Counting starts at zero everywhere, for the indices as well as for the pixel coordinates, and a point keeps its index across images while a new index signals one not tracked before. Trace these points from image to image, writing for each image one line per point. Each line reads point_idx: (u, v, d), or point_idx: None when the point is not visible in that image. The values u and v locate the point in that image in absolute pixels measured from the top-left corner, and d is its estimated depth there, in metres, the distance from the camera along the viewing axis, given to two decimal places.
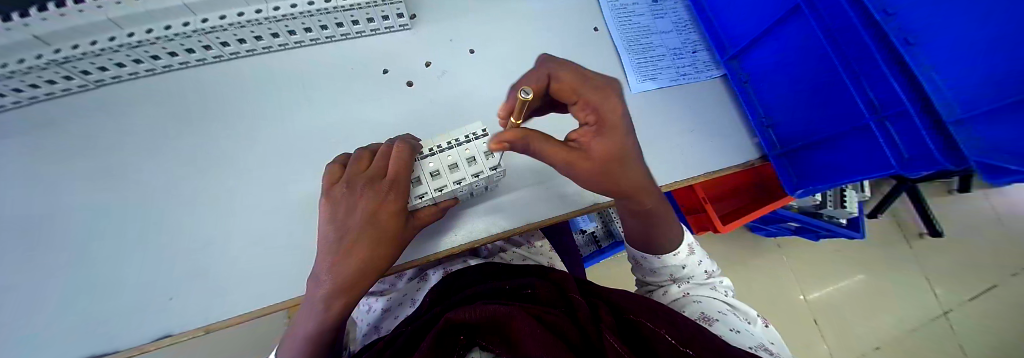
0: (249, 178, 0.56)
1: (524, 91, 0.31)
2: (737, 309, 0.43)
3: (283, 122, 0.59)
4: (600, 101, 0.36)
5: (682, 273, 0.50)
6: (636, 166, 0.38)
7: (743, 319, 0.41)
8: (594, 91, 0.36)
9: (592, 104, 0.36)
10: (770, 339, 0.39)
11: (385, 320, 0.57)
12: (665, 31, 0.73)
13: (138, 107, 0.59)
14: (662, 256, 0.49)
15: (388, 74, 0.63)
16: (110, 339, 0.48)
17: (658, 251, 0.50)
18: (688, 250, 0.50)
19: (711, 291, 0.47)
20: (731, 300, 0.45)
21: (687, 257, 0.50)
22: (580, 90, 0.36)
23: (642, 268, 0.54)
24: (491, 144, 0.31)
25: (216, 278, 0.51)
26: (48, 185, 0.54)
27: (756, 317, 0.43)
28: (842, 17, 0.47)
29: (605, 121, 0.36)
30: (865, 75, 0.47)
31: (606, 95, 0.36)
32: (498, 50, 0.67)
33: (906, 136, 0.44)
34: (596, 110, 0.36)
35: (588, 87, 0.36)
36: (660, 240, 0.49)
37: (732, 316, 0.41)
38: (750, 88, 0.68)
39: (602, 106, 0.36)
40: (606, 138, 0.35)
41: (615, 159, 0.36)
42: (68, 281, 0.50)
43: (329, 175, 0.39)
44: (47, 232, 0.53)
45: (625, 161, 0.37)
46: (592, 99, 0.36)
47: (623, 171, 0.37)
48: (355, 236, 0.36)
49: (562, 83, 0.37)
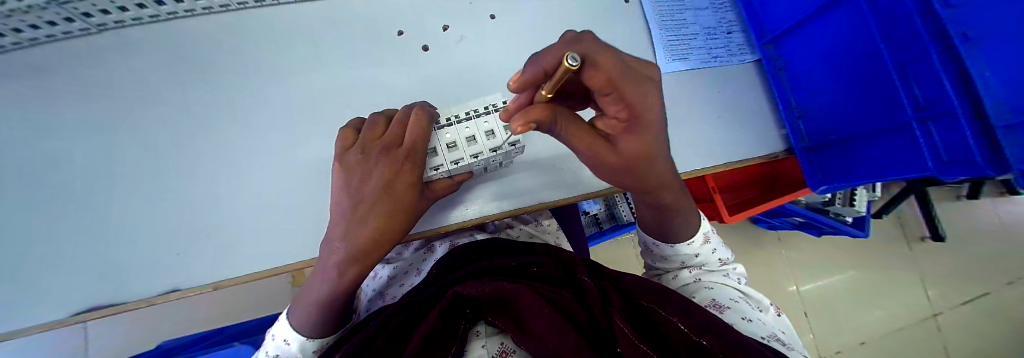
0: (257, 138, 0.54)
1: (572, 56, 0.19)
2: (751, 298, 0.44)
3: (292, 81, 0.56)
4: (638, 97, 0.25)
5: (694, 261, 0.50)
6: (661, 161, 0.33)
7: (756, 308, 0.41)
8: (634, 85, 0.25)
9: (629, 101, 0.25)
10: (781, 329, 0.40)
11: (391, 287, 0.58)
12: (700, 7, 0.68)
13: (139, 56, 0.56)
14: (676, 245, 0.48)
15: (403, 36, 0.59)
16: (128, 290, 0.49)
17: (669, 239, 0.49)
18: (702, 240, 0.49)
19: (725, 278, 0.48)
20: (746, 289, 0.45)
21: (700, 246, 0.49)
22: (620, 85, 0.24)
23: (653, 254, 0.53)
24: (518, 124, 0.25)
25: (226, 236, 0.51)
26: (52, 133, 0.53)
27: (768, 305, 0.44)
28: (898, 4, 0.43)
29: (639, 120, 0.27)
30: (914, 71, 0.44)
31: (646, 87, 0.26)
32: (520, 17, 0.62)
33: (947, 136, 0.41)
34: (630, 107, 0.26)
35: (630, 79, 0.24)
36: (674, 231, 0.48)
37: (744, 304, 0.41)
38: (785, 76, 0.64)
39: (635, 104, 0.25)
40: (637, 135, 0.29)
41: (643, 156, 0.31)
42: (80, 231, 0.50)
43: (341, 141, 0.38)
44: (54, 181, 0.52)
45: (652, 157, 0.31)
46: (633, 93, 0.24)
47: (647, 166, 0.32)
48: (370, 204, 0.35)
49: (597, 69, 0.23)
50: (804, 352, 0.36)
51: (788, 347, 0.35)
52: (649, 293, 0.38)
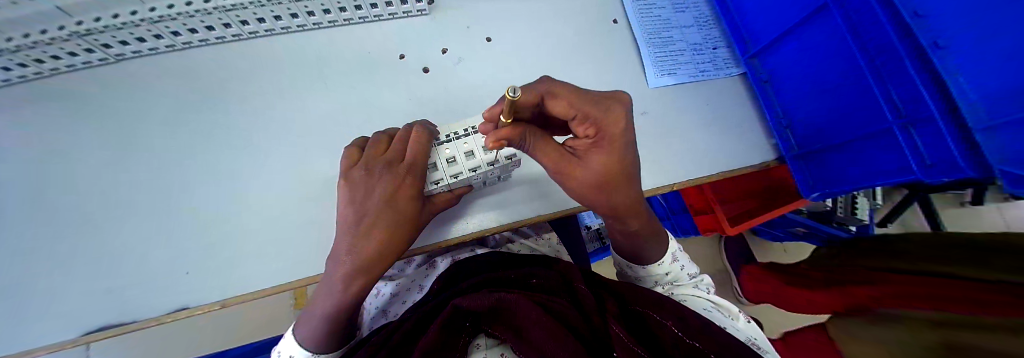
0: (264, 157, 0.57)
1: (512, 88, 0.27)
2: (721, 306, 0.44)
3: (299, 103, 0.60)
4: (601, 116, 0.32)
5: (666, 279, 0.50)
6: (629, 182, 0.36)
7: (726, 316, 0.42)
8: (595, 106, 0.32)
9: (593, 118, 0.32)
10: (754, 334, 0.41)
11: (393, 304, 0.59)
12: (685, 26, 0.72)
13: (155, 83, 0.59)
14: (648, 266, 0.49)
15: (404, 59, 0.63)
16: (132, 308, 0.50)
17: (644, 262, 0.49)
18: (671, 257, 0.50)
19: (695, 289, 0.48)
20: (715, 297, 0.45)
21: (669, 265, 0.49)
22: (579, 107, 0.31)
23: (627, 274, 0.53)
24: (490, 140, 0.30)
25: (231, 254, 0.52)
26: (69, 157, 0.56)
27: (739, 312, 0.44)
28: (870, 17, 0.46)
29: (606, 133, 0.32)
30: (890, 78, 0.46)
31: (608, 106, 0.32)
32: (515, 39, 0.66)
33: (929, 141, 0.43)
34: (595, 124, 0.32)
35: (590, 102, 0.32)
36: (645, 255, 0.48)
37: (716, 313, 0.42)
38: (771, 87, 0.66)
39: (600, 120, 0.32)
40: (606, 150, 0.33)
41: (611, 172, 0.34)
42: (90, 251, 0.52)
43: (348, 157, 0.40)
44: (70, 204, 0.54)
45: (620, 175, 0.34)
46: (592, 115, 0.31)
47: (618, 183, 0.35)
48: (373, 219, 0.36)
49: (559, 100, 0.32)
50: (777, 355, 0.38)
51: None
52: (644, 297, 0.39)
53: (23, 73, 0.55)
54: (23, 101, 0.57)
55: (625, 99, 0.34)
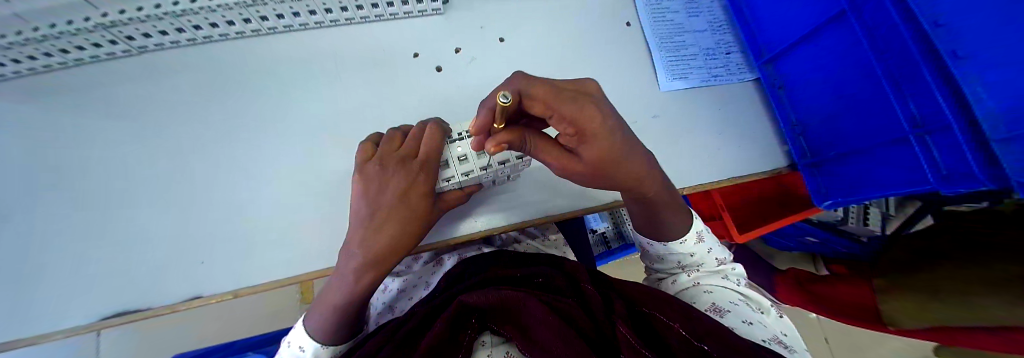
0: (280, 151, 0.58)
1: (504, 96, 0.24)
2: (751, 300, 0.45)
3: (314, 98, 0.61)
4: (577, 114, 0.27)
5: (691, 261, 0.51)
6: (632, 163, 0.34)
7: (755, 309, 0.42)
8: (568, 104, 0.27)
9: (569, 118, 0.27)
10: (783, 330, 0.41)
11: (400, 300, 0.60)
12: (699, 30, 0.72)
13: (175, 76, 0.61)
14: (668, 243, 0.50)
15: (418, 58, 0.64)
16: (149, 295, 0.51)
17: (666, 237, 0.50)
18: (696, 239, 0.50)
19: (723, 280, 0.48)
20: (745, 291, 0.46)
21: (694, 245, 0.50)
22: (555, 107, 0.27)
23: (651, 255, 0.55)
24: (491, 145, 0.28)
25: (245, 245, 0.53)
26: (91, 147, 0.57)
27: (769, 308, 0.44)
28: (890, 26, 0.45)
29: (586, 131, 0.28)
30: (909, 87, 0.45)
31: (583, 103, 0.27)
32: (527, 40, 0.66)
33: (947, 151, 0.42)
34: (573, 122, 0.27)
35: (562, 100, 0.27)
36: (665, 230, 0.49)
37: (744, 307, 0.42)
38: (785, 94, 0.65)
39: (574, 119, 0.27)
40: (592, 146, 0.29)
41: (611, 159, 0.31)
42: (110, 239, 0.53)
43: (362, 152, 0.40)
44: (92, 192, 0.55)
45: (621, 161, 0.32)
46: (568, 115, 0.27)
47: (621, 168, 0.33)
48: (385, 214, 0.37)
49: (535, 102, 0.28)
50: (806, 353, 0.37)
51: (791, 350, 0.36)
52: (651, 300, 0.39)
53: (49, 63, 0.56)
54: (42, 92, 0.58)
55: (592, 87, 0.31)
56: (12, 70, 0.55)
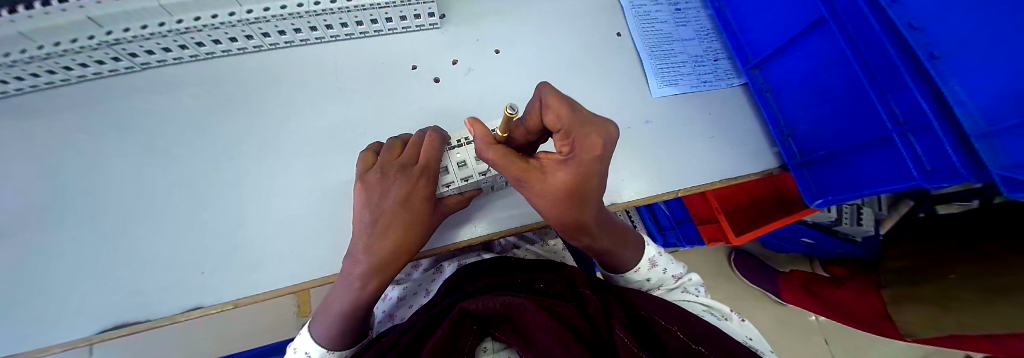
0: (281, 162, 0.59)
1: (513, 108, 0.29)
2: (714, 308, 0.47)
3: (315, 110, 0.62)
4: (582, 139, 0.29)
5: (651, 284, 0.51)
6: (592, 198, 0.33)
7: (720, 318, 0.46)
8: (579, 126, 0.29)
9: (573, 138, 0.29)
10: (746, 334, 0.45)
11: (400, 308, 0.60)
12: (687, 38, 0.74)
13: (177, 91, 0.62)
14: (621, 274, 0.49)
15: (416, 70, 0.66)
16: (151, 307, 0.51)
17: (616, 270, 0.49)
18: (649, 265, 0.49)
19: (682, 294, 0.49)
20: (708, 301, 0.48)
21: (648, 272, 0.49)
22: (564, 123, 0.29)
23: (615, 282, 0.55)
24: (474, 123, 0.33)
25: (246, 255, 0.54)
26: (94, 160, 0.58)
27: (732, 312, 0.47)
28: (866, 30, 0.47)
29: (578, 156, 0.29)
30: (890, 87, 0.46)
31: (595, 129, 0.29)
32: (522, 51, 0.69)
33: (929, 149, 0.43)
34: (574, 144, 0.29)
35: (575, 120, 0.29)
36: (617, 262, 0.48)
37: (709, 317, 0.46)
38: (773, 97, 0.68)
39: (576, 139, 0.29)
40: (570, 167, 0.30)
41: (576, 188, 0.31)
42: (111, 251, 0.54)
43: (363, 161, 0.41)
44: (93, 204, 0.56)
45: (586, 194, 0.32)
46: (575, 135, 0.29)
47: (584, 200, 0.33)
48: (388, 219, 0.37)
49: (548, 110, 0.29)
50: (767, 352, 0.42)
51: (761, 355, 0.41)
52: (650, 304, 0.39)
53: (51, 80, 0.58)
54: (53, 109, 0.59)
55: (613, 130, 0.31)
56: (13, 88, 0.58)
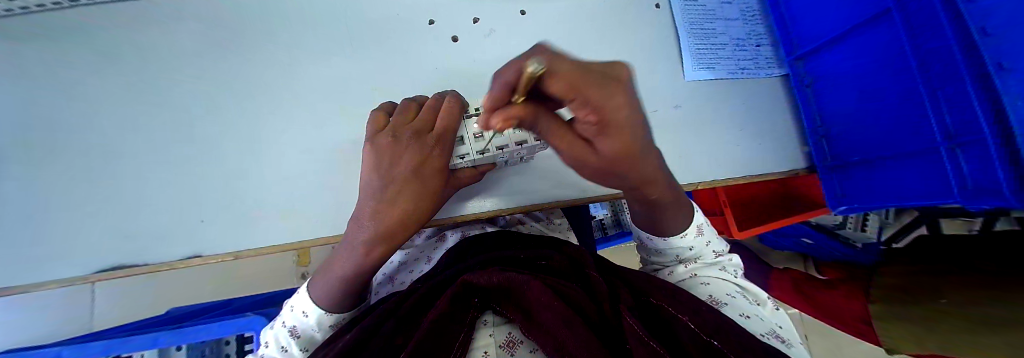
0: (286, 113, 0.55)
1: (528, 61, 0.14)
2: (748, 292, 0.45)
3: (322, 60, 0.57)
4: (606, 104, 0.17)
5: (688, 254, 0.50)
6: (646, 156, 0.29)
7: (753, 302, 0.42)
8: (600, 86, 0.16)
9: (594, 106, 0.17)
10: (778, 322, 0.41)
11: (401, 272, 0.59)
12: (731, 18, 0.68)
13: (169, 24, 0.56)
14: (669, 239, 0.49)
15: (434, 25, 0.60)
16: (148, 251, 0.50)
17: (661, 233, 0.49)
18: (695, 232, 0.50)
19: (719, 271, 0.48)
20: (743, 283, 0.45)
21: (692, 239, 0.50)
22: (580, 91, 0.16)
23: (647, 248, 0.54)
24: (496, 120, 0.20)
25: (249, 207, 0.52)
26: (81, 94, 0.54)
27: (767, 300, 0.45)
28: (936, 25, 0.41)
29: (610, 124, 0.20)
30: (944, 91, 0.42)
31: (615, 84, 0.17)
32: (550, 15, 0.63)
33: (974, 165, 0.41)
34: (599, 113, 0.18)
35: (595, 81, 0.16)
36: (666, 225, 0.48)
37: (742, 299, 0.42)
38: (813, 92, 0.63)
39: (603, 108, 0.17)
40: (611, 139, 0.22)
41: (632, 149, 0.25)
42: (109, 192, 0.52)
43: (374, 121, 0.38)
44: (84, 142, 0.53)
45: (639, 152, 0.27)
46: (597, 106, 0.17)
47: (631, 162, 0.28)
48: (398, 187, 0.35)
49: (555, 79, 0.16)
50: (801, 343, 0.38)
51: (787, 344, 0.35)
52: (659, 291, 0.38)
53: (9, 7, 0.50)
54: (18, 30, 0.53)
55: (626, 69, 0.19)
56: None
